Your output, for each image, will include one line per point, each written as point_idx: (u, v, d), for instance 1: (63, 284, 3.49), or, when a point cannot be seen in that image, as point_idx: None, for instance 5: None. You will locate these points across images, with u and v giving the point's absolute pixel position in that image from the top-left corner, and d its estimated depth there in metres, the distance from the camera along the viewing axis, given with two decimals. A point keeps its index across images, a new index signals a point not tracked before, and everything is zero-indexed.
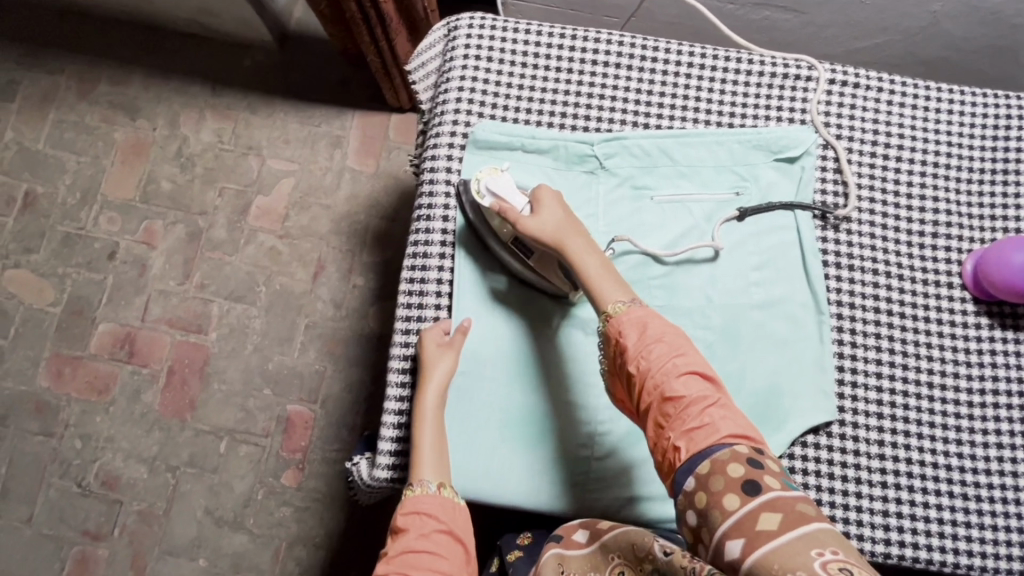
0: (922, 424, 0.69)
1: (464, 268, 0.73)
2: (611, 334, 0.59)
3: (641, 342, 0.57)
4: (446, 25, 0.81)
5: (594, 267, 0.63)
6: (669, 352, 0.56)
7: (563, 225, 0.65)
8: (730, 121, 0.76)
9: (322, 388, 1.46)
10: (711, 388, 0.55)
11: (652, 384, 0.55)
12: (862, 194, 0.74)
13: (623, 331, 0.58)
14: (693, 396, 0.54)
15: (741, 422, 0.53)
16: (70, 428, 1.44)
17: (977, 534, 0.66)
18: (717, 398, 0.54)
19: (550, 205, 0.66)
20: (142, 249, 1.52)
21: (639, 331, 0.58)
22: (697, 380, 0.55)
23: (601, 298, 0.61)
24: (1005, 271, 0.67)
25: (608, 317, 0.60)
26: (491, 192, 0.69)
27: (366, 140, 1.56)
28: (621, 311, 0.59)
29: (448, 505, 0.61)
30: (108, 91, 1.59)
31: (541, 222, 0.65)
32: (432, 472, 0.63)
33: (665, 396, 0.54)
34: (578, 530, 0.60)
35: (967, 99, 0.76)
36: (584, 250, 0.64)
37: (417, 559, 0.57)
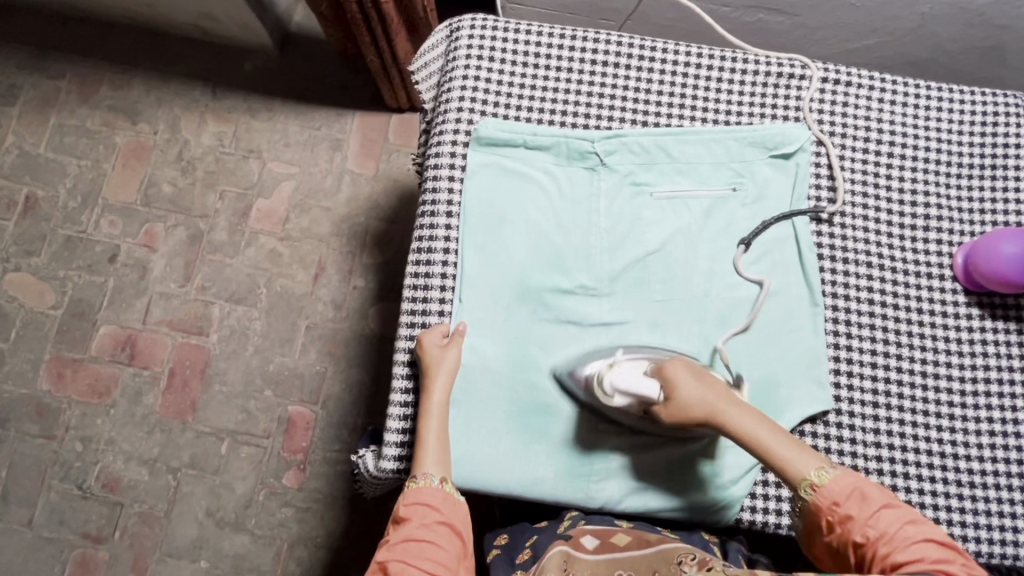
0: (917, 413, 0.70)
1: (467, 263, 0.74)
2: (825, 511, 0.57)
3: (865, 507, 0.56)
4: (448, 27, 0.82)
5: (775, 437, 0.60)
6: (897, 518, 0.55)
7: (710, 401, 0.61)
8: (727, 118, 0.77)
9: (323, 389, 1.46)
10: (945, 554, 0.53)
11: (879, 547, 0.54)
12: (856, 189, 0.75)
13: (840, 502, 0.57)
14: (917, 554, 0.53)
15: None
16: (71, 430, 1.44)
17: (970, 520, 0.68)
18: (951, 560, 0.53)
19: (685, 381, 0.61)
20: (143, 252, 1.53)
21: (858, 499, 0.57)
22: (930, 544, 0.54)
23: (794, 469, 0.59)
24: (993, 262, 0.69)
25: (812, 487, 0.58)
26: (621, 391, 0.63)
27: (365, 143, 1.58)
28: (828, 480, 0.57)
29: (450, 500, 0.63)
30: (109, 95, 1.60)
31: (691, 401, 0.61)
32: (436, 465, 0.65)
33: (889, 556, 0.53)
34: (586, 536, 0.64)
35: (955, 97, 0.78)
36: (755, 421, 0.60)
37: (418, 548, 0.59)
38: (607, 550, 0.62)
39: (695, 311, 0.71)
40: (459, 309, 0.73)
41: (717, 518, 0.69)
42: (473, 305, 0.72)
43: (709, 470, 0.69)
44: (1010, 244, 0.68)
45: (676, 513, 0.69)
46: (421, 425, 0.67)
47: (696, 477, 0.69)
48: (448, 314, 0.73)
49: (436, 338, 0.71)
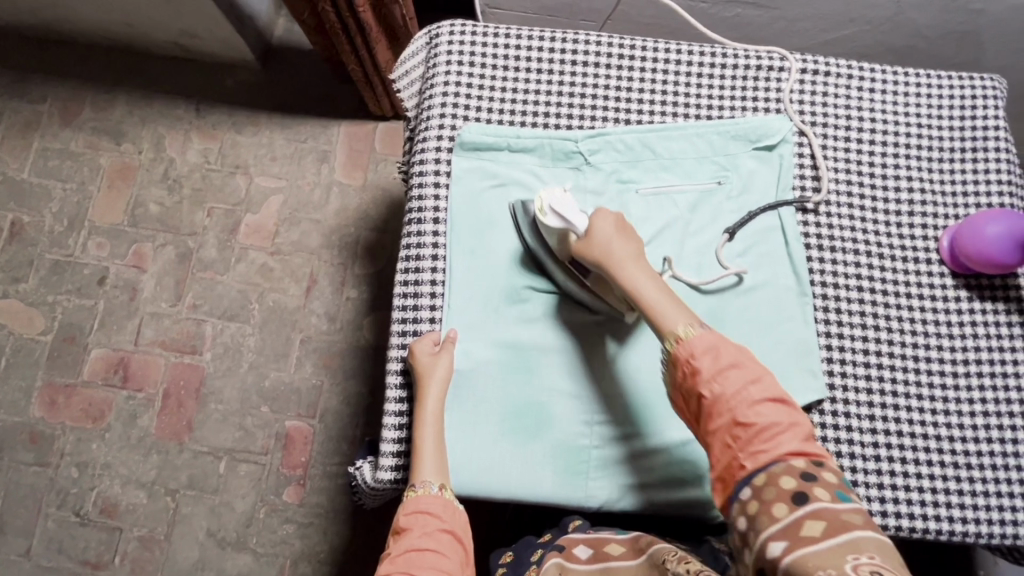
0: (910, 397, 0.71)
1: (456, 267, 0.73)
2: (680, 357, 0.58)
3: (717, 366, 0.56)
4: (428, 33, 0.82)
5: (653, 292, 0.62)
6: (745, 379, 0.55)
7: (611, 251, 0.64)
8: (709, 113, 0.78)
9: (320, 403, 1.46)
10: (790, 414, 0.54)
11: (722, 409, 0.55)
12: (840, 177, 0.76)
13: (696, 354, 0.57)
14: (765, 422, 0.53)
15: (805, 440, 0.53)
16: (66, 456, 1.42)
17: (968, 500, 0.68)
18: (789, 421, 0.54)
19: (608, 223, 0.66)
20: (132, 273, 1.51)
21: (713, 356, 0.57)
22: (771, 404, 0.54)
23: (664, 321, 0.60)
24: (978, 244, 0.69)
25: (675, 339, 0.59)
26: (556, 211, 0.67)
27: (352, 153, 1.58)
28: (692, 335, 0.58)
29: (450, 508, 0.62)
30: (92, 117, 1.60)
31: (598, 238, 0.65)
32: (433, 473, 0.65)
33: (738, 424, 0.54)
34: (581, 546, 0.65)
35: (932, 82, 0.79)
36: (646, 275, 0.63)
37: (420, 558, 0.58)
38: (600, 559, 0.62)
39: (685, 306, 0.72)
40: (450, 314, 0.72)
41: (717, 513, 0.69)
42: (462, 310, 0.72)
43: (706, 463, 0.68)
44: (994, 225, 0.68)
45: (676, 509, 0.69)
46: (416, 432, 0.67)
47: (693, 471, 0.68)
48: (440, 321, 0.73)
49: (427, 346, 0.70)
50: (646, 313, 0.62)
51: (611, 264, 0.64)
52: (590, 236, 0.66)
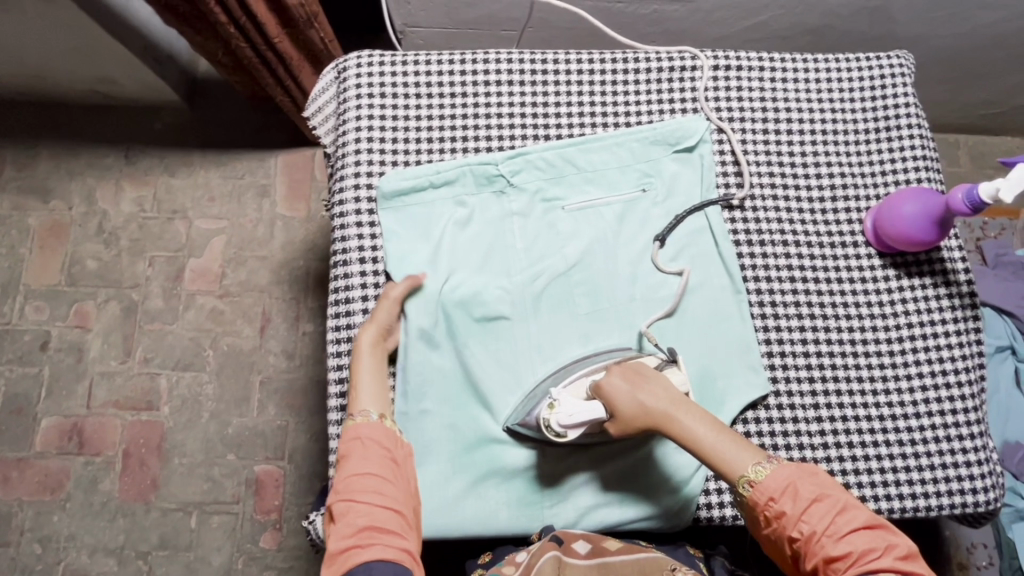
0: (850, 380, 0.72)
1: None
2: (760, 504, 0.56)
3: (798, 502, 0.55)
4: (336, 68, 0.80)
5: (712, 437, 0.59)
6: (829, 510, 0.54)
7: (651, 415, 0.61)
8: (627, 120, 0.77)
9: (287, 443, 1.42)
10: (885, 538, 0.53)
11: (814, 547, 0.54)
12: (762, 171, 0.76)
13: (775, 497, 0.56)
14: (858, 551, 0.52)
15: (908, 566, 0.52)
16: (26, 533, 1.36)
17: (916, 475, 0.70)
18: (884, 549, 0.52)
19: (622, 392, 0.62)
20: (76, 334, 1.46)
21: (792, 495, 0.56)
22: (862, 533, 0.53)
23: (731, 468, 0.58)
24: (896, 223, 0.70)
25: (749, 483, 0.57)
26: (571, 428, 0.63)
27: (292, 185, 1.54)
28: (763, 475, 0.57)
29: (390, 434, 0.62)
30: (15, 176, 1.53)
31: (630, 408, 0.61)
32: (372, 403, 0.64)
33: (832, 557, 0.52)
34: (580, 541, 0.62)
35: (842, 66, 0.80)
36: (693, 419, 0.61)
37: (362, 484, 0.58)
38: (598, 554, 0.60)
39: (623, 319, 0.72)
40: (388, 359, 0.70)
41: (675, 522, 0.69)
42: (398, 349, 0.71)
43: (660, 475, 0.69)
44: (910, 204, 0.69)
45: (638, 523, 0.69)
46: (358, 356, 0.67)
47: (647, 483, 0.69)
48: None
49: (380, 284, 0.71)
50: (710, 464, 0.59)
51: (656, 425, 0.61)
52: (617, 417, 0.62)
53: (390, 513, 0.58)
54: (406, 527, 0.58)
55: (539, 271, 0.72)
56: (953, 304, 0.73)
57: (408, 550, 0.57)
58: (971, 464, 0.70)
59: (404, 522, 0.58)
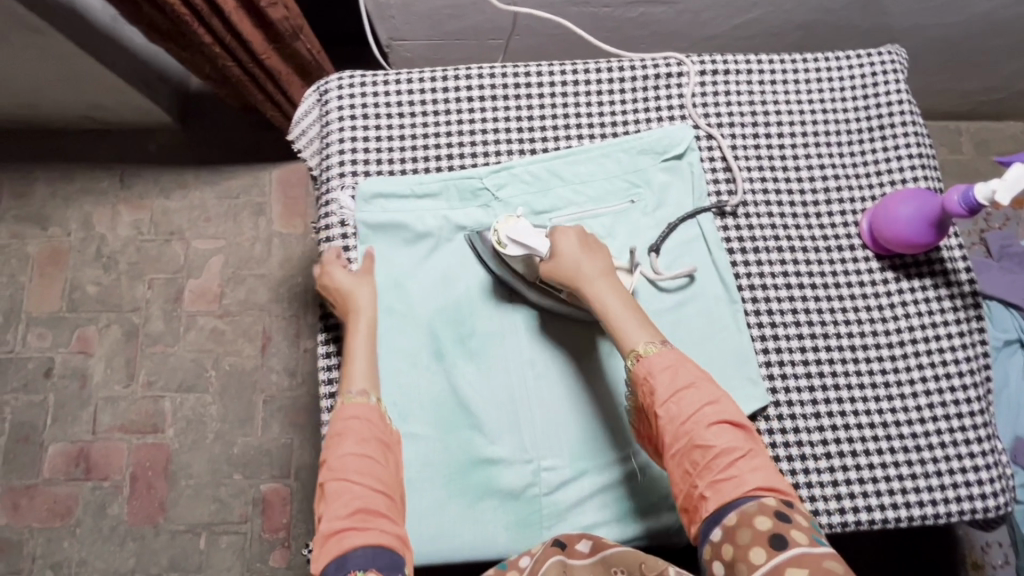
0: (852, 387, 0.70)
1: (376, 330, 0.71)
2: (640, 377, 0.58)
3: (672, 388, 0.57)
4: (317, 90, 0.79)
5: (618, 306, 0.62)
6: (701, 401, 0.56)
7: (579, 267, 0.64)
8: (613, 130, 0.76)
9: (293, 461, 1.42)
10: (746, 438, 0.55)
11: (680, 436, 0.55)
12: (753, 177, 0.75)
13: (653, 375, 0.58)
14: (723, 447, 0.54)
15: (771, 473, 0.54)
16: (38, 560, 1.37)
17: (923, 483, 0.68)
18: (746, 448, 0.55)
19: (570, 240, 0.65)
20: (79, 359, 1.46)
21: (670, 375, 0.57)
22: (728, 432, 0.55)
23: (625, 339, 0.60)
24: (893, 226, 0.69)
25: (637, 357, 0.59)
26: (512, 241, 0.67)
27: (287, 201, 1.54)
28: (652, 351, 0.59)
29: (385, 417, 0.62)
30: (14, 205, 1.54)
31: (564, 256, 0.65)
32: (366, 381, 0.63)
33: (695, 446, 0.55)
34: (581, 539, 0.60)
35: (832, 64, 0.79)
36: (612, 290, 0.63)
37: (356, 462, 0.58)
38: (600, 549, 0.59)
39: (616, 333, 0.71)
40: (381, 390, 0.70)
41: (676, 538, 0.68)
42: (389, 374, 0.70)
43: (660, 491, 0.68)
44: (907, 205, 0.68)
45: (640, 540, 0.67)
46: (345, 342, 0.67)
47: (646, 500, 0.68)
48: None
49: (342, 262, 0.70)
50: (610, 332, 0.62)
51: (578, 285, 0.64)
52: (553, 257, 0.65)
53: (382, 495, 0.57)
54: (397, 509, 0.57)
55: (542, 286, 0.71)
56: (954, 305, 0.72)
57: (399, 534, 0.56)
58: (978, 468, 0.69)
59: (396, 504, 0.58)
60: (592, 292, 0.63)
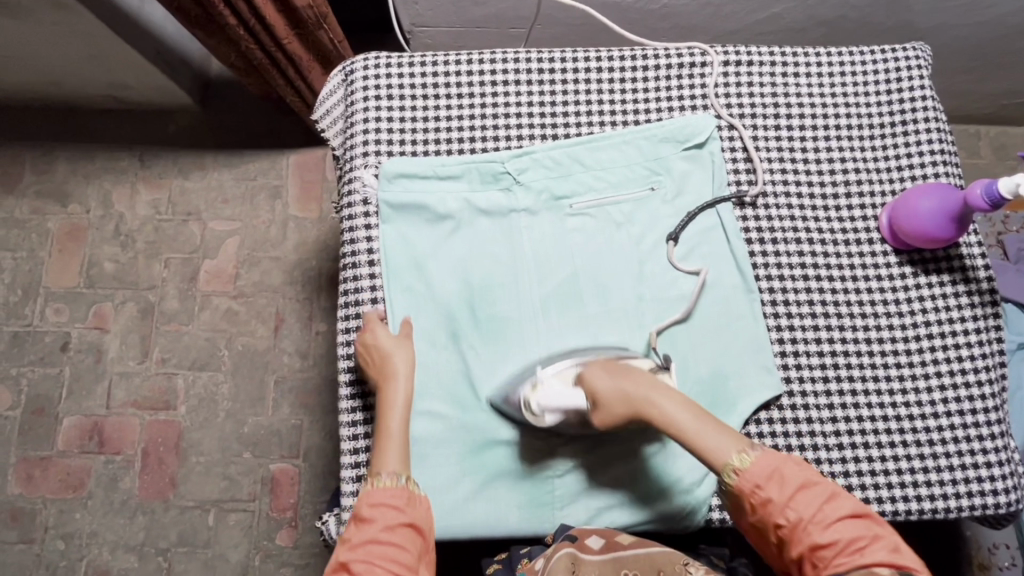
0: (866, 380, 0.71)
1: (396, 308, 0.72)
2: (746, 491, 0.57)
3: (784, 489, 0.55)
4: (343, 70, 0.80)
5: (694, 427, 0.59)
6: (820, 498, 0.55)
7: (634, 404, 0.61)
8: (635, 118, 0.77)
9: (302, 442, 1.44)
10: (871, 527, 0.54)
11: (802, 536, 0.54)
12: (774, 169, 0.75)
13: (761, 484, 0.56)
14: (842, 536, 0.53)
15: (893, 552, 0.53)
16: (50, 530, 1.39)
17: (934, 477, 0.68)
18: (870, 536, 0.53)
19: (605, 382, 0.62)
20: (95, 335, 1.48)
21: (778, 481, 0.56)
22: (848, 522, 0.54)
23: (716, 456, 0.58)
24: (913, 220, 0.69)
25: (734, 471, 0.57)
26: (552, 408, 0.64)
27: (303, 185, 1.55)
28: (748, 464, 0.57)
29: (416, 499, 0.59)
30: (34, 180, 1.55)
31: (610, 402, 0.61)
32: (398, 461, 0.61)
33: (817, 543, 0.53)
34: (592, 536, 0.63)
35: (856, 59, 0.79)
36: (681, 408, 0.60)
37: (380, 549, 0.56)
38: (612, 549, 0.62)
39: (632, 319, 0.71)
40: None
41: (688, 522, 0.69)
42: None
43: (672, 478, 0.68)
44: (927, 199, 0.68)
45: (650, 523, 0.68)
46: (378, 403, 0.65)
47: (658, 487, 0.68)
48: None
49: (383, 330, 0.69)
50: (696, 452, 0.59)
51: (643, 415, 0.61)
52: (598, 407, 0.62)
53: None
54: None
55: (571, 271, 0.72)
56: (972, 301, 0.72)
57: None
58: (991, 465, 0.69)
59: None
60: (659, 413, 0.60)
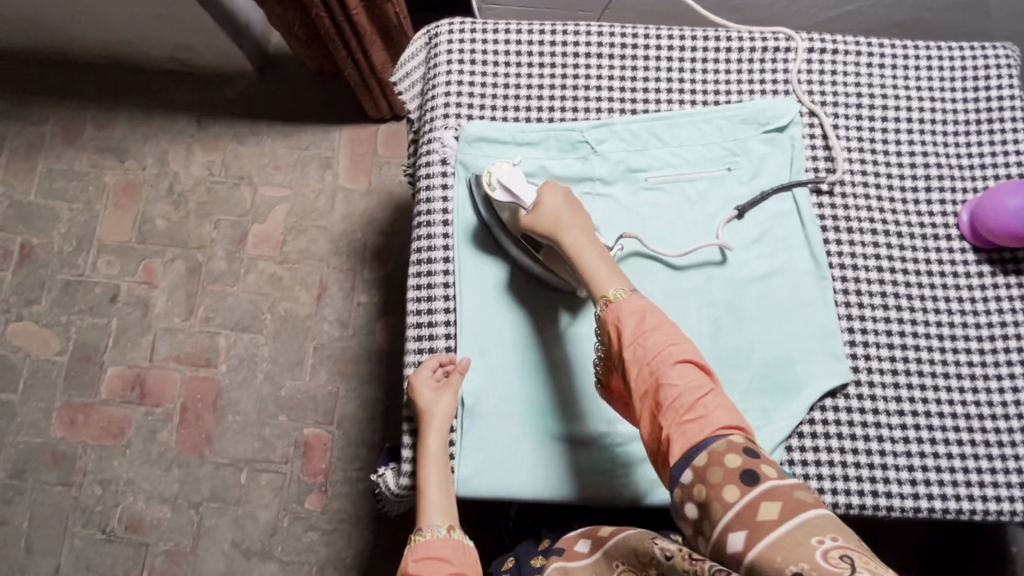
0: (937, 375, 0.70)
1: (465, 278, 0.73)
2: (610, 322, 0.61)
3: (638, 333, 0.59)
4: (427, 34, 0.81)
5: (592, 259, 0.65)
6: (665, 340, 0.58)
7: (561, 222, 0.67)
8: (716, 98, 0.76)
9: (337, 409, 1.46)
10: (708, 378, 0.57)
11: (650, 378, 0.57)
12: (853, 157, 0.75)
13: (622, 319, 0.60)
14: (686, 385, 0.55)
15: (733, 413, 0.55)
16: (88, 475, 1.43)
17: (1001, 478, 0.67)
18: (710, 387, 0.56)
19: (555, 197, 0.69)
20: (143, 289, 1.52)
21: (637, 319, 0.60)
22: (691, 370, 0.56)
23: (597, 287, 0.63)
24: (999, 216, 0.68)
25: (605, 302, 0.62)
26: (503, 185, 0.70)
27: (354, 158, 1.57)
28: (621, 297, 0.61)
29: (460, 548, 0.62)
30: (94, 135, 1.59)
31: (550, 208, 0.68)
32: (441, 515, 0.64)
33: (662, 385, 0.56)
34: (581, 542, 0.65)
35: (943, 55, 0.78)
36: (585, 241, 0.66)
37: None
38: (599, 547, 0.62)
39: (701, 295, 0.71)
40: (465, 330, 0.72)
41: None
42: (475, 311, 0.72)
43: None
44: (1015, 198, 0.67)
45: None
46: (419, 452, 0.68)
47: None
48: (456, 336, 0.72)
49: (427, 377, 0.69)
50: (583, 278, 0.65)
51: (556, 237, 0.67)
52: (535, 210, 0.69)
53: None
54: None
55: (631, 254, 0.72)
56: None
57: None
58: None
59: None
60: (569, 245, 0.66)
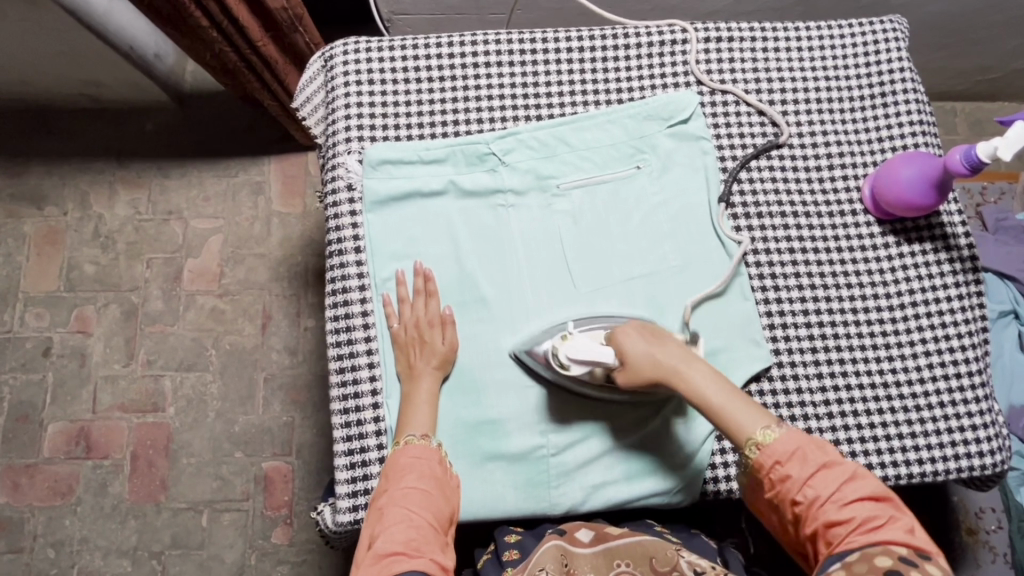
0: (855, 348, 0.72)
1: (394, 398, 0.70)
2: (762, 461, 0.59)
3: (803, 465, 0.58)
4: (322, 56, 0.79)
5: (721, 396, 0.61)
6: (837, 478, 0.57)
7: (662, 365, 0.63)
8: (618, 97, 0.77)
9: (294, 439, 1.40)
10: (886, 509, 0.55)
11: (811, 502, 0.56)
12: (758, 144, 0.76)
13: (780, 459, 0.58)
14: (855, 509, 0.55)
15: (906, 533, 0.53)
16: (39, 538, 1.35)
17: (923, 442, 0.70)
18: (885, 515, 0.54)
19: (639, 347, 0.64)
20: (77, 339, 1.44)
21: (799, 457, 0.58)
22: (863, 500, 0.55)
23: (740, 429, 0.60)
24: (894, 189, 0.70)
25: (757, 446, 0.59)
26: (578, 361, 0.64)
27: (286, 181, 1.50)
28: (772, 438, 0.59)
29: (444, 460, 0.64)
30: (8, 182, 1.50)
31: (635, 364, 0.63)
32: (427, 426, 0.66)
33: (826, 513, 0.55)
34: (582, 530, 0.65)
35: (833, 34, 0.79)
36: (709, 379, 0.62)
37: (414, 498, 0.60)
38: (602, 540, 0.64)
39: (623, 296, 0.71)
40: (387, 359, 0.70)
41: (679, 498, 0.69)
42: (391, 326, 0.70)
43: (664, 451, 0.69)
44: (908, 168, 0.69)
45: (644, 501, 0.68)
46: (409, 386, 0.68)
47: (655, 460, 0.68)
48: (379, 366, 0.70)
49: (416, 309, 0.70)
50: (718, 422, 0.61)
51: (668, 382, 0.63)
52: (626, 365, 0.64)
53: (432, 527, 0.59)
54: (444, 546, 0.58)
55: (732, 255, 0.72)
56: (954, 270, 0.73)
57: (444, 566, 0.57)
58: (977, 428, 0.70)
59: (441, 543, 0.58)
60: (690, 385, 0.62)
